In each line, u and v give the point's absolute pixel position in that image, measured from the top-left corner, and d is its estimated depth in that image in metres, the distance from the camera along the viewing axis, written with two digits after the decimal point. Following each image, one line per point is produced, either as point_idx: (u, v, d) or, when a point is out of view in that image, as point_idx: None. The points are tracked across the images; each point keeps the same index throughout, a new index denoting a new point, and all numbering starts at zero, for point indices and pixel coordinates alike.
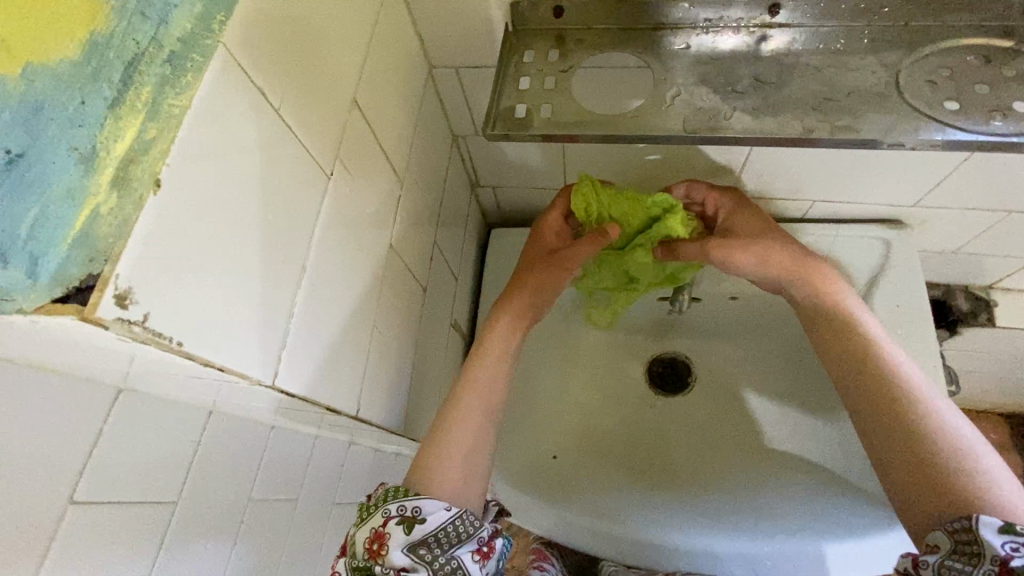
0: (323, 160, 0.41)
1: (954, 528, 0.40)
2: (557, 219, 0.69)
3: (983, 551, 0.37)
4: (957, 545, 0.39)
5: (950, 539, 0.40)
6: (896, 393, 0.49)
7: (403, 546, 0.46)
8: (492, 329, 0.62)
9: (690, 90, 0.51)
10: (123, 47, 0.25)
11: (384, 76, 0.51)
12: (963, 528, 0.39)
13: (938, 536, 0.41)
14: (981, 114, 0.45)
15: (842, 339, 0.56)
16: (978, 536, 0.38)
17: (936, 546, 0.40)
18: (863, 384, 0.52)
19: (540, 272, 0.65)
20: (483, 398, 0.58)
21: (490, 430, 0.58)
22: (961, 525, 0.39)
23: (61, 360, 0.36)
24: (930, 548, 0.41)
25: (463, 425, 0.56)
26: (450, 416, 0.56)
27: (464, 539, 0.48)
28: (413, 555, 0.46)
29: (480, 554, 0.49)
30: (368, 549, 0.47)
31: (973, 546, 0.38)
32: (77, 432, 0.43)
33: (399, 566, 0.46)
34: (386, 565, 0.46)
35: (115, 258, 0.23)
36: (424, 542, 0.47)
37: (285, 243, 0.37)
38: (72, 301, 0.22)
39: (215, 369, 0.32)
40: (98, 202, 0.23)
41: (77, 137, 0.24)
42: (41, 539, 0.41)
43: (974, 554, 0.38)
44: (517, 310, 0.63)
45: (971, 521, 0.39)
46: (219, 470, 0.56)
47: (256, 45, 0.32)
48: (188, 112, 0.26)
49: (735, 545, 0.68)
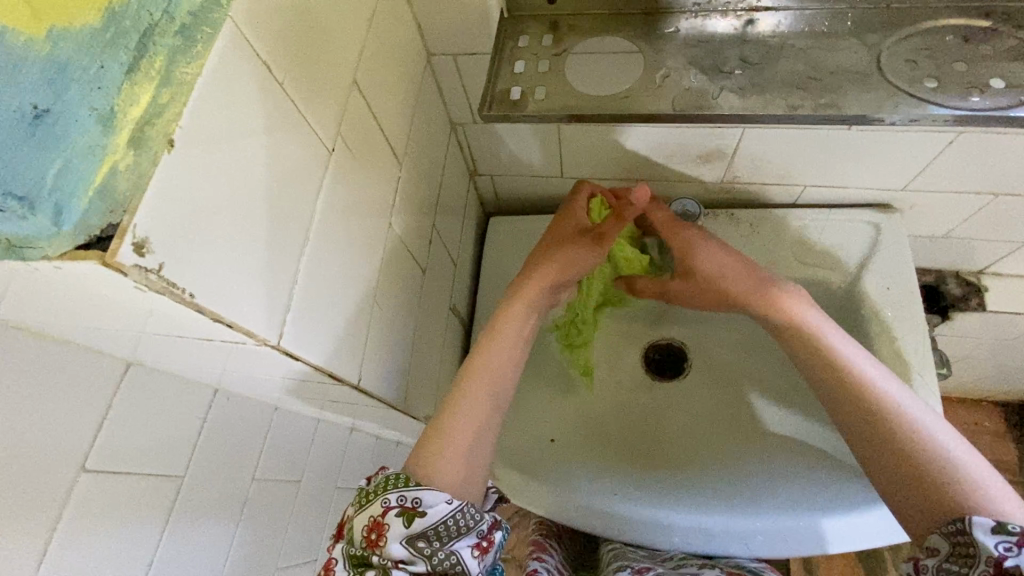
0: (325, 136, 0.43)
1: (948, 531, 0.41)
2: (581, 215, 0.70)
3: (978, 552, 0.38)
4: (954, 547, 0.40)
5: (947, 540, 0.41)
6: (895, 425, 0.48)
7: (401, 538, 0.47)
8: (505, 319, 0.61)
9: (679, 72, 0.53)
10: (138, 18, 0.27)
11: (383, 59, 0.52)
12: (959, 529, 0.40)
13: (935, 539, 0.41)
14: (960, 90, 0.47)
15: (829, 370, 0.54)
16: (973, 537, 0.39)
17: (934, 549, 0.41)
18: (861, 421, 0.50)
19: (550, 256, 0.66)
20: (491, 382, 0.58)
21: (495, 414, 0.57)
22: (956, 526, 0.40)
23: (75, 327, 0.37)
24: (929, 550, 0.42)
25: (471, 404, 0.56)
26: (455, 396, 0.56)
27: (465, 531, 0.49)
28: (411, 547, 0.47)
29: (479, 549, 0.49)
30: (366, 538, 0.48)
31: (969, 547, 0.39)
32: (89, 403, 0.45)
33: (398, 558, 0.46)
34: (383, 555, 0.47)
35: (133, 209, 0.25)
36: (424, 534, 0.47)
37: (290, 212, 0.38)
38: (94, 247, 0.24)
39: (223, 326, 0.32)
40: (116, 159, 0.25)
41: (97, 100, 0.26)
42: (55, 503, 0.43)
43: (969, 555, 0.39)
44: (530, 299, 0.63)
45: (966, 524, 0.40)
46: (225, 446, 0.57)
47: (261, 20, 0.33)
48: (199, 78, 0.28)
49: (729, 522, 0.69)
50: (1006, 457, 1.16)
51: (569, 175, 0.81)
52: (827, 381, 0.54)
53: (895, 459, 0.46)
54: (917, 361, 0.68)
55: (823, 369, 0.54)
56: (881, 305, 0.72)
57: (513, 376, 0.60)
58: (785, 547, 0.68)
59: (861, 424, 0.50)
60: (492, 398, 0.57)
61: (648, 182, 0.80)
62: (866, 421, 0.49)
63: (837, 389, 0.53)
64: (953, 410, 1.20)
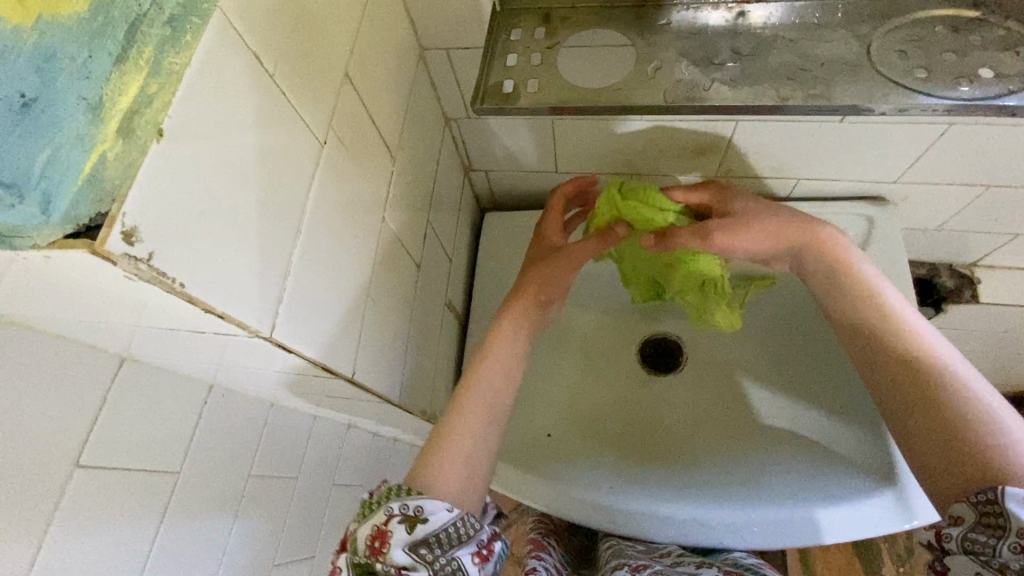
0: (316, 129, 0.42)
1: (978, 500, 0.37)
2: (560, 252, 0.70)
3: (1007, 524, 0.35)
4: (982, 517, 0.37)
5: (975, 509, 0.37)
6: (919, 367, 0.46)
7: (404, 546, 0.46)
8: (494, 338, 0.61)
9: (671, 64, 0.53)
10: (126, 8, 0.26)
11: (375, 52, 0.52)
12: (990, 500, 0.36)
13: (961, 508, 0.38)
14: (949, 80, 0.47)
15: (869, 321, 0.52)
16: (1004, 508, 0.35)
17: (959, 518, 0.38)
18: (889, 367, 0.48)
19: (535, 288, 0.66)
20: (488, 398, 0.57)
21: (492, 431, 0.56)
22: (986, 495, 0.37)
23: (69, 321, 0.37)
24: (953, 519, 0.39)
25: (470, 419, 0.55)
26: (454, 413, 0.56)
27: (465, 540, 0.48)
28: (413, 554, 0.46)
29: (479, 557, 0.48)
30: (368, 546, 0.47)
31: (999, 518, 0.36)
32: (83, 397, 0.45)
33: (400, 565, 0.45)
34: (387, 563, 0.45)
35: (120, 198, 0.25)
36: (425, 541, 0.46)
37: (281, 205, 0.38)
38: (83, 236, 0.25)
39: (215, 318, 0.32)
40: (105, 147, 0.25)
41: (85, 88, 0.25)
42: (48, 500, 0.42)
43: (998, 527, 0.35)
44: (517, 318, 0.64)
45: (997, 494, 0.36)
46: (220, 442, 0.57)
47: (251, 10, 0.33)
48: (187, 69, 0.28)
49: (724, 513, 0.70)
50: None
51: (564, 170, 0.81)
52: (865, 330, 0.52)
53: (916, 399, 0.45)
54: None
55: (863, 318, 0.53)
56: None
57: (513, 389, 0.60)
58: (779, 538, 0.69)
59: (887, 371, 0.49)
60: (484, 417, 0.56)
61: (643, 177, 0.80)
62: (894, 366, 0.48)
63: (872, 339, 0.51)
64: None
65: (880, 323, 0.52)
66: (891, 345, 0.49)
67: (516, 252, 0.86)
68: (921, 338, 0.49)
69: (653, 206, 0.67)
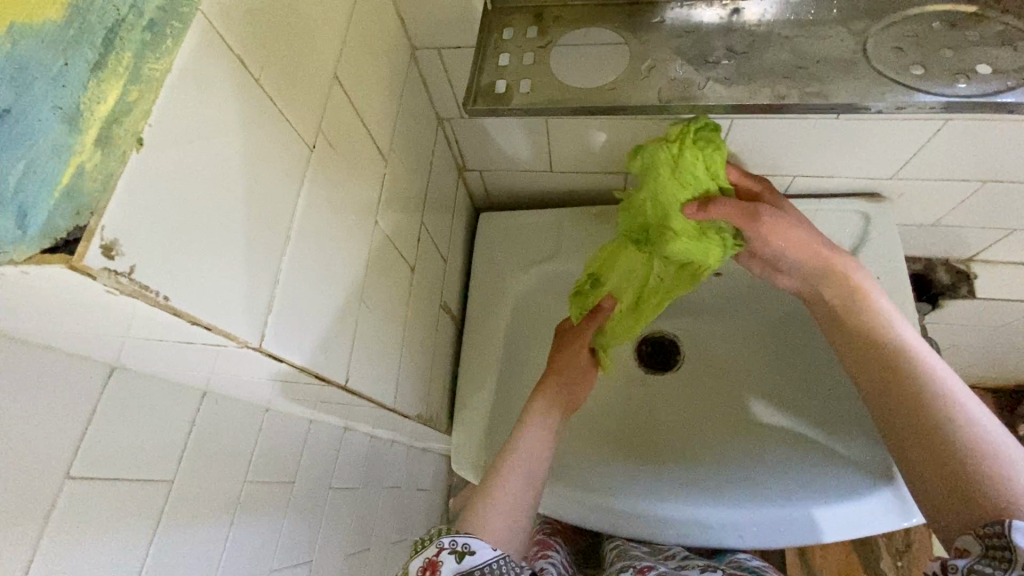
0: (305, 132, 0.41)
1: (983, 532, 0.36)
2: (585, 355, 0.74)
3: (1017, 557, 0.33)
4: (988, 550, 0.35)
5: (980, 541, 0.36)
6: (917, 384, 0.45)
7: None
8: (525, 422, 0.66)
9: (666, 62, 0.53)
10: (105, 14, 0.27)
11: (364, 52, 0.51)
12: (996, 533, 0.35)
13: (966, 540, 0.36)
14: (946, 77, 0.47)
15: (870, 338, 0.51)
16: (1010, 540, 0.34)
17: (965, 551, 0.36)
18: (889, 385, 0.47)
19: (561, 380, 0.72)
20: (525, 462, 0.62)
21: (530, 492, 0.61)
22: (991, 528, 0.35)
23: (57, 333, 0.37)
24: (959, 552, 0.37)
25: (512, 477, 0.61)
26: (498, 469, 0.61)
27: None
28: None
29: None
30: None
31: (1004, 551, 0.34)
32: (72, 409, 0.44)
33: None
34: None
35: (100, 210, 0.24)
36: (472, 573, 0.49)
37: (268, 212, 0.37)
38: (60, 251, 0.23)
39: (202, 330, 0.32)
40: (82, 159, 0.25)
41: (61, 98, 0.25)
42: (37, 515, 0.42)
43: (1003, 560, 0.34)
44: (545, 406, 0.68)
45: (1004, 527, 0.34)
46: (217, 452, 0.56)
47: (234, 13, 0.32)
48: (167, 74, 0.27)
49: (720, 513, 0.70)
50: None
51: (558, 169, 0.80)
52: (865, 347, 0.51)
53: (914, 415, 0.44)
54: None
55: (864, 335, 0.52)
56: None
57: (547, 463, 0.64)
58: (778, 538, 0.68)
59: (884, 386, 0.48)
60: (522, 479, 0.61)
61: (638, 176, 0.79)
62: (892, 384, 0.47)
63: (871, 357, 0.50)
64: None
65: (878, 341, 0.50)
66: (890, 361, 0.48)
67: (512, 251, 0.85)
68: (920, 356, 0.47)
69: (710, 171, 0.60)
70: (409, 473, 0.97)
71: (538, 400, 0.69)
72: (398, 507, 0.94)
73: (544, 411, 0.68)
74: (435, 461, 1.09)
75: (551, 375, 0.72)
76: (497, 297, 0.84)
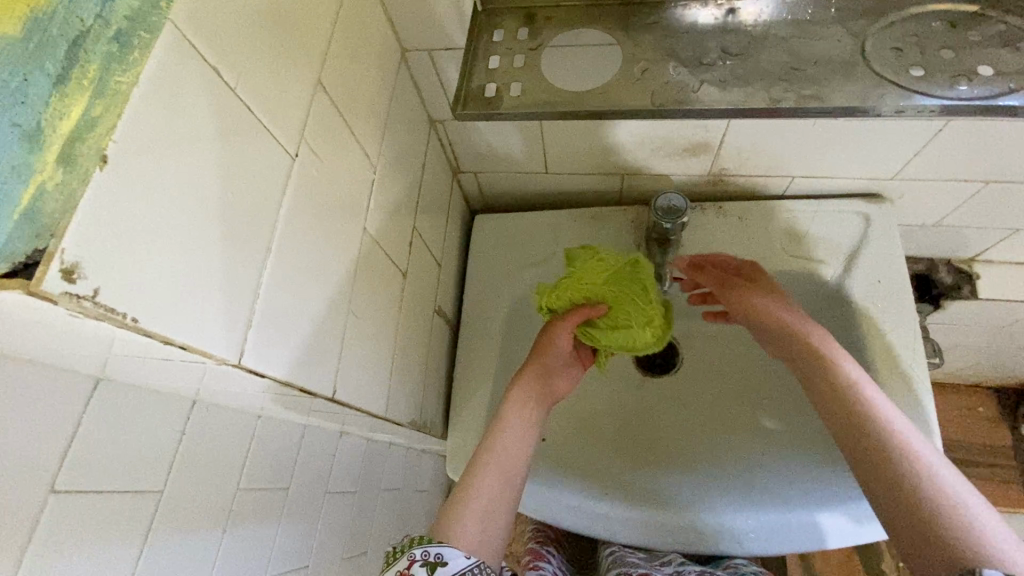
0: (287, 141, 0.40)
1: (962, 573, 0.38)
2: (568, 342, 0.65)
3: None
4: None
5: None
6: (883, 442, 0.49)
7: None
8: (507, 411, 0.62)
9: (659, 64, 0.51)
10: (68, 26, 0.26)
11: (353, 57, 0.51)
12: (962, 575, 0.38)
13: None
14: (947, 79, 0.45)
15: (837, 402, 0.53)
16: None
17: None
18: (863, 446, 0.50)
19: (538, 371, 0.65)
20: (501, 460, 0.58)
21: (507, 494, 0.57)
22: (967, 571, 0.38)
23: (28, 350, 0.35)
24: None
25: (488, 473, 0.57)
26: (477, 465, 0.57)
27: None
28: None
29: None
30: None
31: None
32: (53, 423, 0.39)
33: None
34: None
35: (61, 232, 0.23)
36: None
37: (248, 226, 0.36)
38: (19, 275, 0.23)
39: (178, 348, 0.31)
40: (43, 178, 0.24)
41: (20, 114, 0.24)
42: (19, 531, 0.37)
43: None
44: (523, 395, 0.63)
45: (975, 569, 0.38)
46: (210, 465, 0.51)
47: (209, 23, 0.32)
48: (135, 88, 0.26)
49: (720, 518, 0.70)
50: (999, 443, 1.16)
51: (552, 170, 0.79)
52: (823, 401, 0.55)
53: (880, 467, 0.48)
54: (893, 358, 0.69)
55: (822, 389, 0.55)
56: (873, 297, 0.72)
57: (527, 466, 0.60)
58: (780, 543, 0.68)
59: (853, 439, 0.51)
60: (508, 471, 0.58)
61: (634, 176, 0.78)
62: (861, 437, 0.50)
63: (840, 414, 0.53)
64: (946, 396, 1.20)
65: (850, 398, 0.53)
66: (861, 424, 0.50)
67: (507, 254, 0.84)
68: (890, 418, 0.50)
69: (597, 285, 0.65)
70: (406, 478, 0.96)
71: (514, 391, 0.64)
72: (395, 511, 0.93)
73: (522, 399, 0.63)
74: (434, 464, 1.09)
75: (529, 366, 0.65)
76: (491, 300, 0.83)
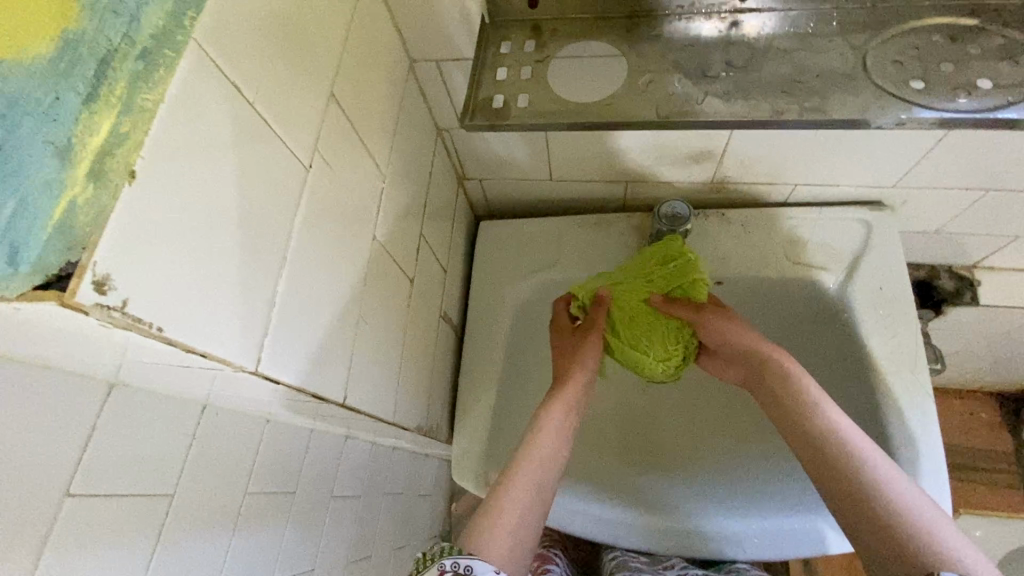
0: (301, 153, 0.41)
1: None
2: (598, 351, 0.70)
3: None
4: None
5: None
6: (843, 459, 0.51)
7: None
8: (539, 426, 0.62)
9: (664, 76, 0.52)
10: (96, 44, 0.26)
11: (363, 68, 0.52)
12: None
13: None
14: (947, 91, 0.46)
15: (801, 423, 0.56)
16: None
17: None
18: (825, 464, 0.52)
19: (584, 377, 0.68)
20: (531, 475, 0.58)
21: (534, 509, 0.57)
22: None
23: (47, 356, 0.36)
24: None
25: (515, 488, 0.57)
26: (502, 480, 0.58)
27: None
28: None
29: None
30: None
31: None
32: (70, 428, 0.40)
33: None
34: None
35: (93, 246, 0.24)
36: None
37: (264, 236, 0.37)
38: (52, 287, 0.23)
39: (198, 356, 0.32)
40: (75, 193, 0.25)
41: (54, 132, 0.25)
42: (37, 532, 0.38)
43: None
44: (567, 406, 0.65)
45: None
46: (219, 468, 0.52)
47: (230, 40, 0.33)
48: (160, 105, 0.28)
49: (726, 523, 0.71)
50: (1002, 448, 1.16)
51: (557, 178, 0.80)
52: (788, 422, 0.58)
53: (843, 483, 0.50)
54: (894, 365, 0.70)
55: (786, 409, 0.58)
56: (875, 304, 0.73)
57: (552, 483, 0.60)
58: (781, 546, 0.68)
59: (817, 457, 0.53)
60: (532, 485, 0.58)
61: (638, 184, 0.79)
62: (824, 456, 0.53)
63: (804, 433, 0.56)
64: (949, 401, 1.20)
65: (811, 416, 0.56)
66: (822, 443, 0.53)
67: (512, 260, 0.85)
68: (849, 434, 0.53)
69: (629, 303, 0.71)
70: (411, 483, 0.96)
71: (560, 398, 0.65)
72: (399, 514, 0.94)
73: (564, 411, 0.65)
74: (438, 468, 1.09)
75: (574, 371, 0.68)
76: (496, 306, 0.83)
